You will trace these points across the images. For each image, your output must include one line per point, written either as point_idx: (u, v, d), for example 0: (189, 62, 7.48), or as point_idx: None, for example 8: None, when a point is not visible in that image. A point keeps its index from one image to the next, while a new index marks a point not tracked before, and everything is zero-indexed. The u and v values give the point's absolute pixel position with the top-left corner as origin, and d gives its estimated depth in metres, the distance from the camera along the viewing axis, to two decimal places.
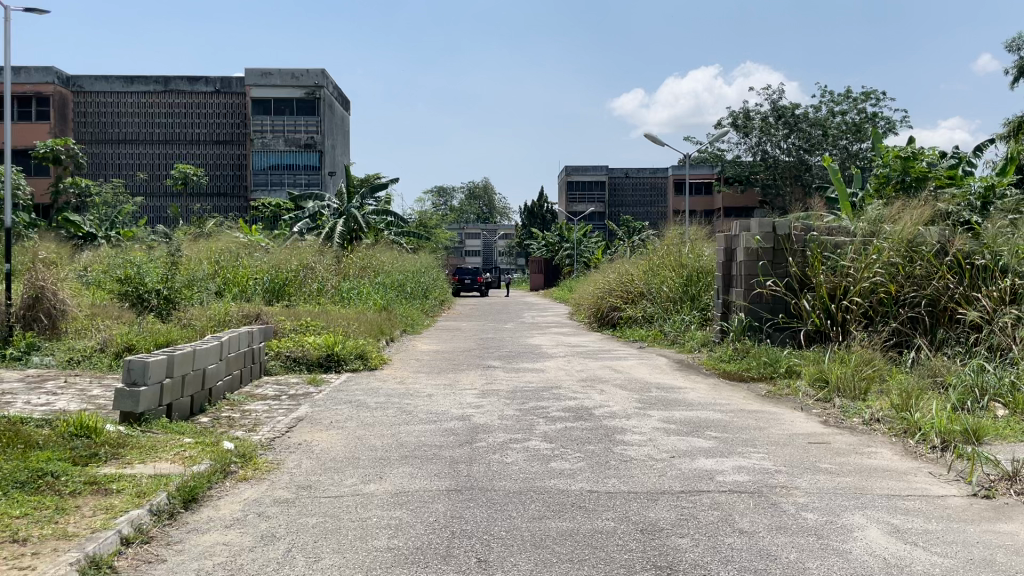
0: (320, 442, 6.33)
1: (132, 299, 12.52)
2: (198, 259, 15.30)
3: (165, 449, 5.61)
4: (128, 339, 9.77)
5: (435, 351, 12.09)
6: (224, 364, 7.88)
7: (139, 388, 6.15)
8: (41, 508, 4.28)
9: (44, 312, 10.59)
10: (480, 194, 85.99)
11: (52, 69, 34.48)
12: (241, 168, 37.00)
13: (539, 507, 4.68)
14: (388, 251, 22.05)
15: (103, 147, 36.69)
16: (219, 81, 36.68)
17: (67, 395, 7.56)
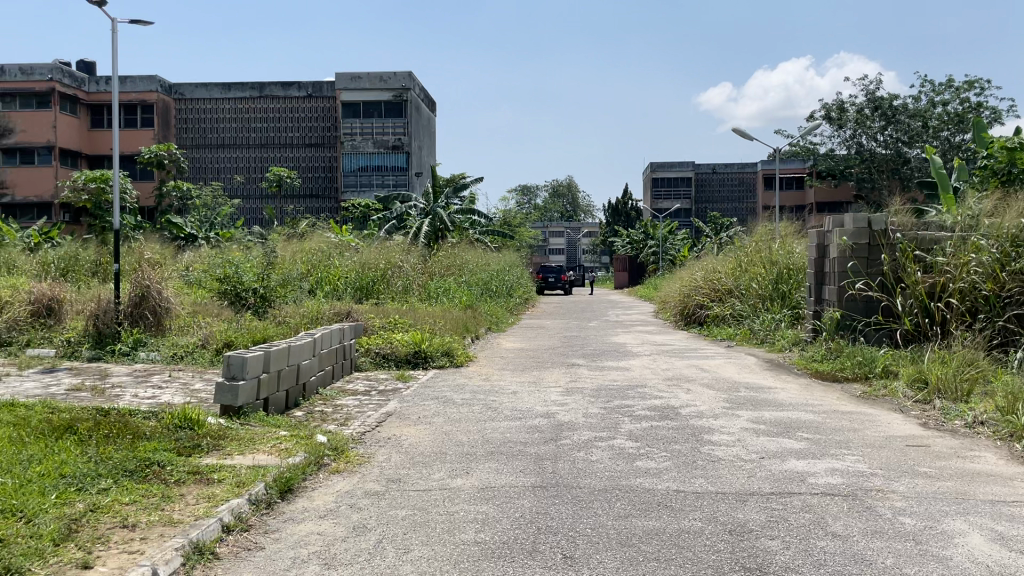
0: (408, 437, 6.48)
1: (231, 298, 13.05)
2: (293, 260, 15.81)
3: (263, 441, 5.84)
4: (228, 335, 10.23)
5: (520, 349, 12.16)
6: (317, 359, 8.14)
7: (238, 382, 6.42)
8: (148, 495, 4.52)
9: (150, 309, 11.13)
10: (564, 193, 85.82)
11: (155, 79, 36.24)
12: (331, 170, 38.11)
13: (625, 505, 4.66)
14: (473, 250, 22.22)
15: (203, 152, 38.22)
16: (311, 85, 37.85)
17: (171, 389, 7.94)
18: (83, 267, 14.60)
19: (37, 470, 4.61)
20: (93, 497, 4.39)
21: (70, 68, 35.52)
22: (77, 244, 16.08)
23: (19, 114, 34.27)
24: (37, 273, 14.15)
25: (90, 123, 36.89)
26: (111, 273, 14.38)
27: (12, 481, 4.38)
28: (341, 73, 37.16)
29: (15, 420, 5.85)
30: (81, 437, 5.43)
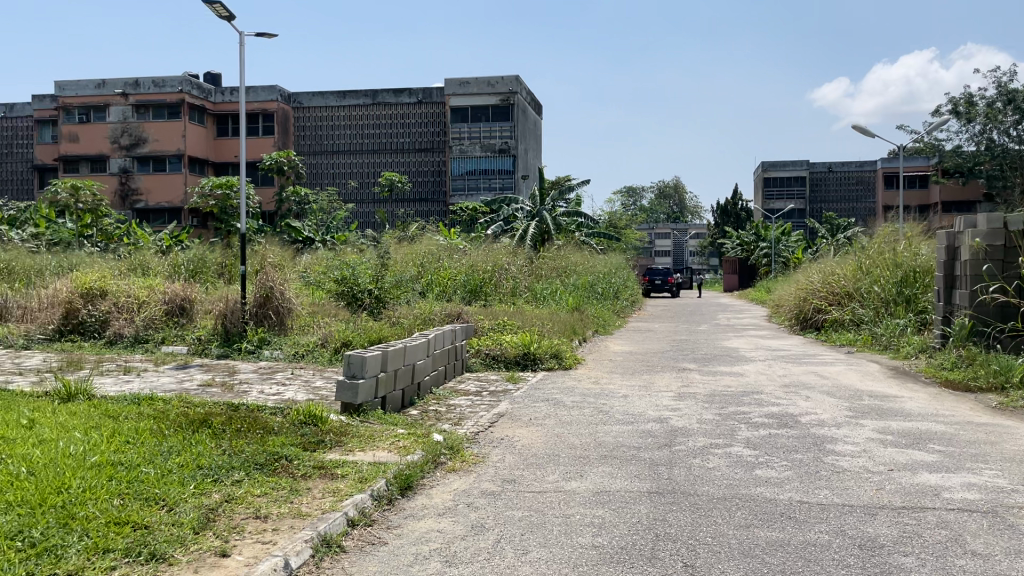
0: (521, 438, 6.52)
1: (348, 299, 13.50)
2: (404, 262, 16.18)
3: (382, 439, 6.00)
4: (345, 335, 10.57)
5: (628, 352, 12.03)
6: (430, 360, 8.31)
7: (357, 380, 6.63)
8: (278, 488, 4.72)
9: (274, 309, 11.65)
10: (670, 194, 84.56)
11: (276, 88, 37.86)
12: (440, 174, 38.86)
13: (746, 515, 4.54)
14: (579, 252, 22.15)
15: (318, 158, 39.54)
16: (422, 92, 38.62)
17: (294, 386, 8.27)
18: (211, 269, 15.40)
19: (177, 462, 4.89)
20: (228, 488, 4.61)
21: (198, 79, 37.56)
22: (205, 247, 16.98)
23: (152, 124, 36.68)
24: (171, 275, 14.99)
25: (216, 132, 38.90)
26: (236, 274, 15.21)
27: (155, 471, 4.67)
28: (450, 78, 37.64)
29: (156, 414, 6.23)
30: (215, 430, 5.72)
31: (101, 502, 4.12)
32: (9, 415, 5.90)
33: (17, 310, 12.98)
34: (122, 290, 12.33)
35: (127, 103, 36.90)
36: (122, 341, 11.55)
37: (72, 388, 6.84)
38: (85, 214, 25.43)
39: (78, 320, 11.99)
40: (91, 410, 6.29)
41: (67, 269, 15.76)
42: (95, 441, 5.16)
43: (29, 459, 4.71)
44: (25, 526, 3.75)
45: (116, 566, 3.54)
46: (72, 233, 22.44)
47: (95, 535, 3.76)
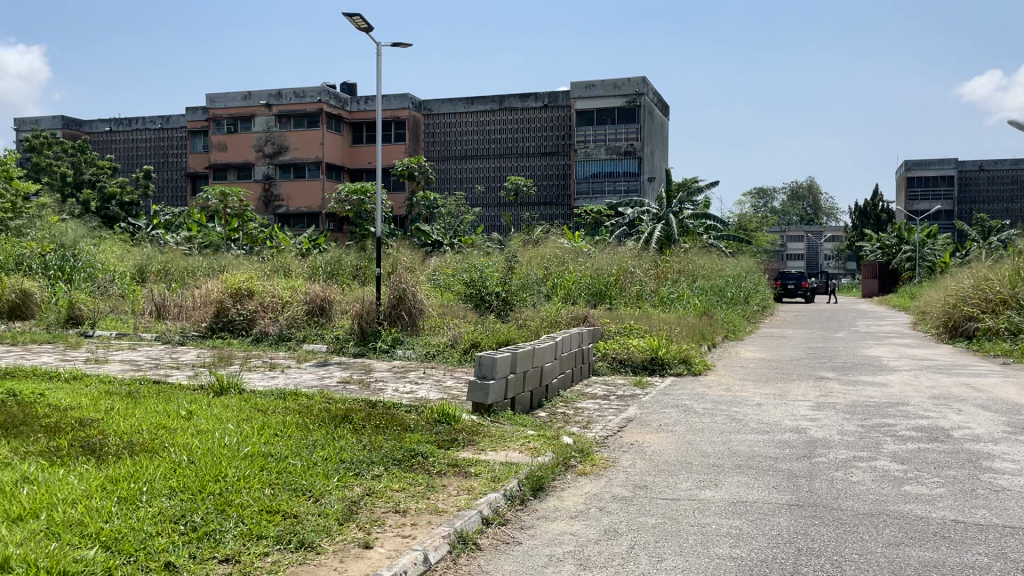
0: (651, 444, 6.43)
1: (476, 301, 13.76)
2: (529, 266, 16.28)
3: (513, 439, 6.08)
4: (474, 337, 10.77)
5: (760, 359, 11.66)
6: (558, 362, 8.34)
7: (488, 381, 6.73)
8: (415, 483, 4.87)
9: (406, 310, 12.02)
10: (804, 194, 81.43)
11: (408, 96, 39.06)
12: (565, 178, 38.47)
13: (895, 533, 4.31)
14: (708, 254, 21.65)
15: (447, 163, 40.40)
16: (547, 95, 38.51)
17: (426, 385, 8.50)
18: (347, 271, 16.06)
19: (321, 455, 5.12)
20: (368, 482, 4.79)
21: (336, 90, 39.21)
22: (342, 250, 17.68)
23: (293, 133, 38.62)
24: (310, 278, 15.72)
25: (351, 139, 40.50)
26: (370, 275, 15.81)
27: (302, 462, 4.91)
28: (576, 82, 37.62)
29: (300, 408, 6.55)
30: (355, 426, 5.96)
31: (254, 490, 4.37)
32: (170, 407, 6.34)
33: (173, 308, 13.94)
34: (268, 290, 13.02)
35: (271, 114, 38.98)
36: (268, 339, 12.22)
37: (225, 382, 7.29)
38: (232, 218, 27.03)
39: (228, 318, 12.75)
40: (242, 403, 6.68)
41: (218, 270, 16.78)
42: (247, 433, 5.48)
43: (190, 447, 5.05)
44: (188, 510, 4.02)
45: (269, 552, 3.75)
46: (220, 236, 23.86)
47: (249, 522, 3.99)
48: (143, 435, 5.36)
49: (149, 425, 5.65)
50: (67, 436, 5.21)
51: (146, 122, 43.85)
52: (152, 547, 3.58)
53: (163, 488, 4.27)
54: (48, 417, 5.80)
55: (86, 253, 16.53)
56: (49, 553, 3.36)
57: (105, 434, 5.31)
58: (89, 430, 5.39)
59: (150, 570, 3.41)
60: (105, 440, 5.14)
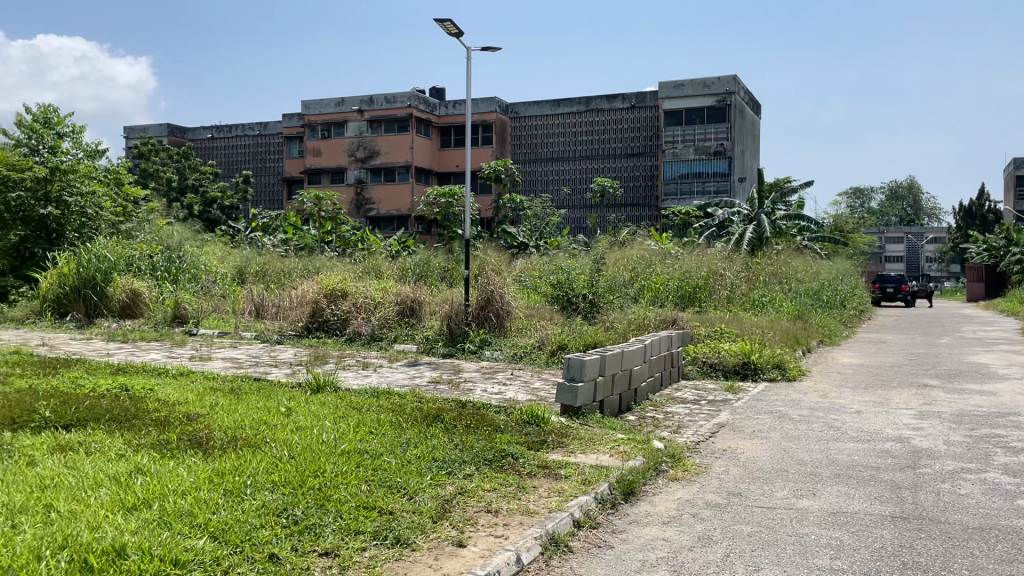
0: (745, 451, 6.29)
1: (563, 303, 13.75)
2: (616, 268, 16.17)
3: (602, 442, 6.05)
4: (561, 339, 10.77)
5: (858, 365, 11.27)
6: (647, 365, 8.25)
7: (577, 384, 6.70)
8: (506, 484, 4.90)
9: (494, 312, 12.11)
10: (904, 194, 78.32)
11: (495, 99, 39.42)
12: (653, 179, 38.06)
13: (1009, 550, 4.09)
14: (802, 257, 21.07)
15: (533, 165, 40.50)
16: (635, 96, 38.17)
17: (514, 386, 8.55)
18: (435, 272, 16.34)
19: (414, 453, 5.22)
20: (461, 481, 4.85)
21: (425, 94, 39.84)
22: (430, 253, 17.95)
23: (383, 137, 39.45)
24: (400, 279, 16.00)
25: (439, 143, 41.08)
26: (458, 277, 16.04)
27: (396, 460, 5.01)
28: (664, 82, 37.03)
29: (393, 407, 6.69)
30: (446, 425, 6.05)
31: (351, 487, 4.48)
32: (271, 403, 6.59)
33: (271, 308, 14.45)
34: (360, 291, 13.33)
35: (362, 119, 39.98)
36: (361, 339, 12.53)
37: (321, 380, 7.51)
38: (326, 221, 27.82)
39: (323, 318, 13.14)
40: (338, 401, 6.85)
41: (312, 272, 17.30)
42: (343, 430, 5.63)
43: (290, 443, 5.22)
44: (290, 504, 4.16)
45: (367, 547, 3.83)
46: (314, 238, 24.59)
47: (347, 517, 4.09)
48: (246, 430, 5.57)
49: (251, 420, 5.87)
50: (175, 430, 5.46)
51: (246, 129, 45.53)
52: (256, 539, 3.71)
53: (266, 482, 4.43)
54: (158, 411, 6.10)
55: (190, 255, 17.29)
56: (163, 542, 3.52)
57: (211, 429, 5.54)
58: (196, 424, 5.64)
59: (255, 560, 3.54)
60: (211, 435, 5.36)
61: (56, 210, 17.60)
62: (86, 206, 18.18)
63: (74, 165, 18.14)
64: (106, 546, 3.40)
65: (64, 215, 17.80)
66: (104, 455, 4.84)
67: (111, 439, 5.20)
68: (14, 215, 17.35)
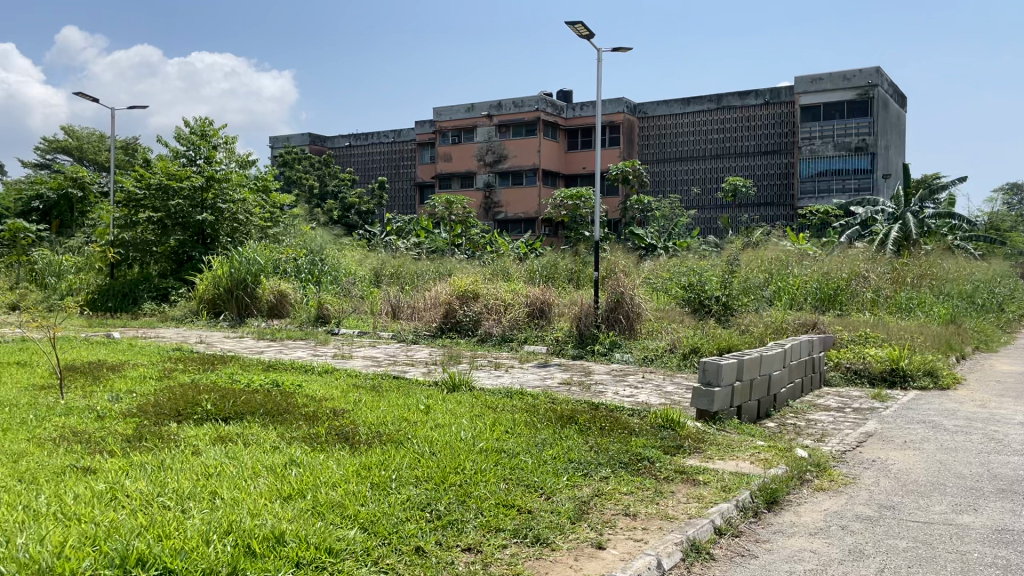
0: (897, 462, 5.96)
1: (695, 305, 13.51)
2: (750, 271, 15.73)
3: (742, 449, 5.88)
4: (694, 342, 10.56)
5: (1021, 373, 10.45)
6: (787, 370, 7.96)
7: (713, 388, 6.53)
8: (643, 488, 4.85)
9: (624, 314, 12.03)
10: None
11: (623, 100, 39.15)
12: (788, 177, 36.36)
13: None
14: (954, 257, 19.76)
15: (662, 165, 39.92)
16: (769, 92, 36.73)
17: (647, 389, 8.45)
18: (563, 275, 16.41)
19: (550, 453, 5.25)
20: (596, 483, 4.84)
21: (553, 97, 39.98)
22: (558, 255, 18.07)
23: (511, 142, 39.93)
24: (529, 282, 16.15)
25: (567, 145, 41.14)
26: (587, 279, 16.03)
27: (532, 460, 5.06)
28: (800, 76, 35.25)
29: (527, 407, 6.76)
30: (581, 427, 6.05)
31: (490, 484, 4.56)
32: (410, 400, 6.80)
33: (406, 309, 14.90)
34: (491, 293, 13.54)
35: (491, 124, 40.68)
36: (492, 339, 12.74)
37: (458, 379, 7.68)
38: (456, 225, 28.45)
39: (456, 319, 13.44)
40: (473, 400, 7.00)
41: (444, 274, 17.74)
42: (480, 429, 5.74)
43: (430, 440, 5.36)
44: (433, 499, 4.28)
45: (507, 544, 3.89)
46: (445, 241, 25.19)
47: (487, 514, 4.17)
48: (388, 426, 5.76)
49: (393, 417, 6.07)
50: (323, 424, 5.72)
51: (381, 137, 47.15)
52: (403, 532, 3.84)
53: (410, 476, 4.57)
54: (307, 405, 6.43)
55: (331, 259, 18.11)
56: (317, 531, 3.69)
57: (356, 424, 5.78)
58: (342, 420, 5.90)
59: (403, 552, 3.67)
60: (356, 430, 5.58)
61: (212, 215, 18.86)
62: (237, 213, 19.37)
63: (228, 174, 19.38)
64: (266, 533, 3.60)
65: (218, 221, 19.04)
66: (260, 446, 5.13)
67: (265, 432, 5.52)
68: (175, 221, 18.72)
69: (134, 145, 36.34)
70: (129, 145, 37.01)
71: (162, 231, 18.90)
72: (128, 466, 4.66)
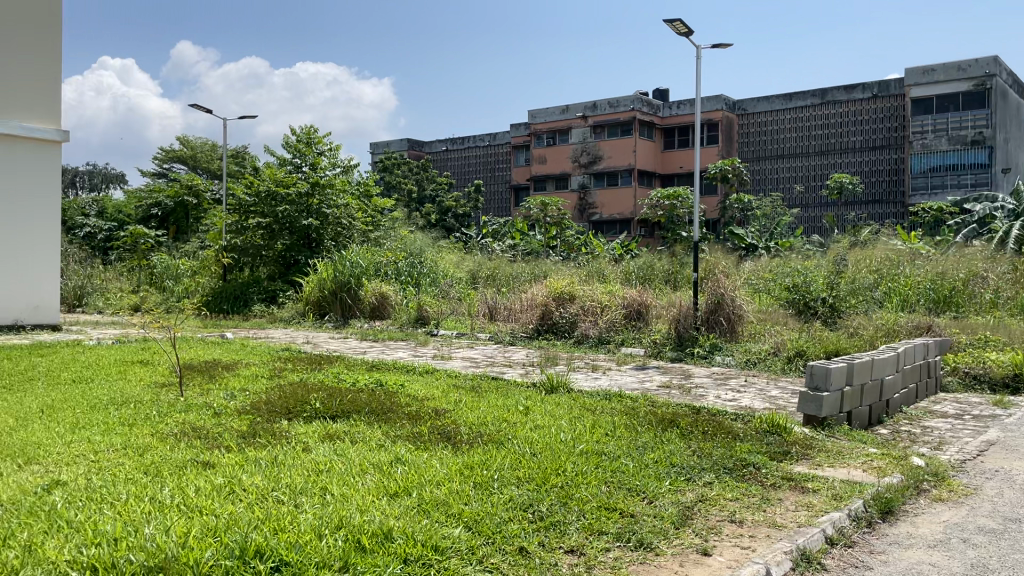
0: (1022, 473, 5.62)
1: (799, 307, 13.14)
2: (858, 272, 15.15)
3: (853, 456, 5.66)
4: (798, 345, 10.25)
5: None
6: (901, 375, 7.62)
7: (821, 394, 6.33)
8: (749, 494, 4.73)
9: (725, 316, 11.78)
10: None
11: (722, 97, 38.36)
12: (898, 173, 34.79)
13: None
14: None
15: (764, 163, 38.93)
16: (877, 85, 35.11)
17: (750, 393, 8.25)
18: (660, 276, 16.20)
19: (652, 457, 5.19)
20: (700, 488, 4.75)
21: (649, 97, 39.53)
22: (655, 256, 17.88)
23: (606, 142, 39.70)
24: (626, 283, 16.03)
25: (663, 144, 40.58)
26: (685, 280, 15.78)
27: (634, 463, 5.01)
28: (911, 67, 33.60)
29: (628, 410, 6.69)
30: (683, 431, 5.95)
31: (592, 486, 4.54)
32: (509, 401, 6.83)
33: (503, 310, 15.03)
34: (588, 294, 13.49)
35: (587, 125, 40.58)
36: (589, 341, 12.71)
37: (556, 381, 7.68)
38: (551, 228, 28.44)
39: (552, 320, 13.44)
40: (573, 402, 6.99)
41: (540, 276, 17.78)
42: (581, 431, 5.72)
43: (531, 441, 5.39)
44: (535, 500, 4.29)
45: (610, 548, 3.86)
46: (540, 243, 25.23)
47: (590, 516, 4.15)
48: (489, 427, 5.82)
49: (493, 417, 6.13)
50: (426, 423, 5.84)
51: (477, 140, 47.67)
52: (506, 532, 3.87)
53: (512, 477, 4.61)
54: (410, 405, 6.55)
55: (430, 262, 18.42)
56: (423, 528, 3.77)
57: (458, 424, 5.87)
58: (445, 419, 6.01)
59: (507, 552, 3.70)
60: (459, 430, 5.67)
61: (316, 220, 19.49)
62: (341, 217, 19.98)
63: (332, 180, 20.04)
64: (374, 529, 3.70)
65: (322, 226, 19.63)
66: (367, 444, 5.28)
67: (371, 430, 5.67)
68: (282, 226, 19.46)
69: (243, 154, 37.96)
70: (238, 154, 38.68)
71: (269, 236, 19.67)
72: (243, 461, 4.87)
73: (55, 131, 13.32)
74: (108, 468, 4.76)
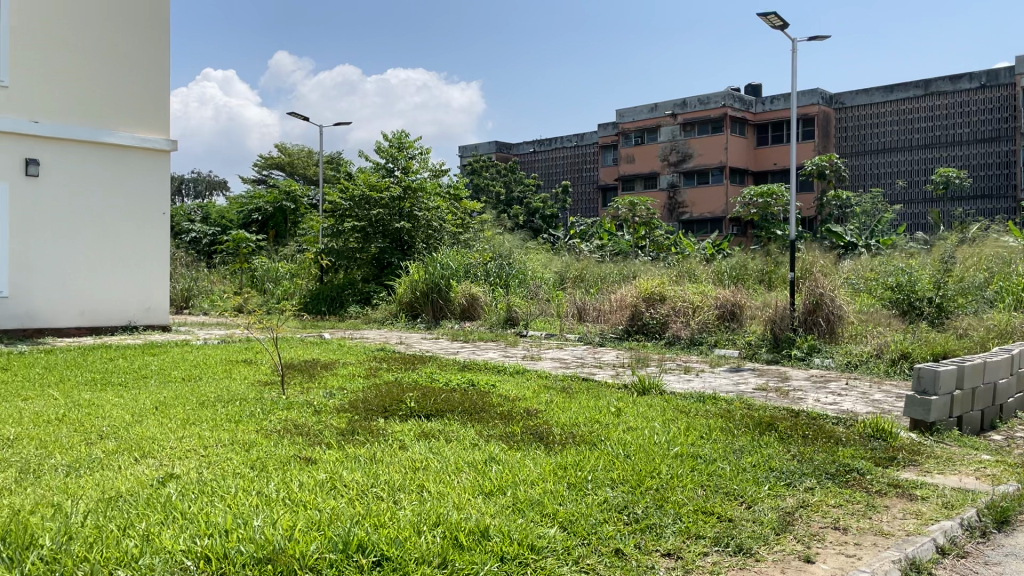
0: None
1: (904, 307, 12.69)
2: (967, 270, 14.43)
3: (965, 463, 5.40)
4: (903, 346, 9.85)
5: None
6: (1016, 379, 7.21)
7: (930, 397, 6.05)
8: (854, 501, 4.57)
9: (824, 317, 11.41)
10: None
11: (817, 92, 37.21)
12: (1010, 165, 33.04)
13: None
14: None
15: (862, 159, 37.37)
16: (985, 74, 33.46)
17: (852, 397, 7.97)
18: (753, 275, 15.84)
19: (750, 461, 5.08)
20: (802, 494, 4.62)
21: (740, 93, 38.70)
22: (748, 255, 17.51)
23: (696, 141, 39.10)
24: (718, 282, 15.74)
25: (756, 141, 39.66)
26: (779, 280, 15.38)
27: (732, 467, 4.92)
28: None
29: (723, 412, 6.57)
30: (782, 435, 5.80)
31: (688, 490, 4.48)
32: (601, 403, 6.80)
33: (592, 311, 14.99)
34: (679, 294, 13.30)
35: (676, 123, 40.03)
36: (680, 342, 12.56)
37: (648, 382, 7.60)
38: (639, 227, 28.15)
39: (643, 321, 13.29)
40: (665, 404, 6.91)
41: (629, 276, 17.64)
42: (675, 433, 5.66)
43: (623, 442, 5.36)
44: (630, 502, 4.26)
45: (708, 552, 3.80)
46: (629, 244, 24.99)
47: (686, 519, 4.10)
48: (582, 427, 5.84)
49: (585, 417, 6.14)
50: (519, 423, 5.89)
51: (564, 140, 47.71)
52: (602, 533, 3.86)
53: (606, 478, 4.59)
54: (502, 405, 6.61)
55: (519, 262, 18.47)
56: (519, 527, 3.80)
57: (551, 424, 5.89)
58: (537, 418, 6.05)
59: (603, 553, 3.69)
60: (551, 430, 5.69)
61: (408, 224, 19.91)
62: (432, 219, 20.35)
63: (423, 183, 20.46)
64: (471, 526, 3.75)
65: (414, 229, 20.06)
66: (462, 442, 5.36)
67: (464, 430, 5.73)
68: (376, 229, 19.97)
69: (337, 161, 39.08)
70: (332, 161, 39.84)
71: (362, 239, 20.18)
72: (344, 457, 5.02)
73: (163, 141, 13.98)
74: (218, 462, 4.98)
